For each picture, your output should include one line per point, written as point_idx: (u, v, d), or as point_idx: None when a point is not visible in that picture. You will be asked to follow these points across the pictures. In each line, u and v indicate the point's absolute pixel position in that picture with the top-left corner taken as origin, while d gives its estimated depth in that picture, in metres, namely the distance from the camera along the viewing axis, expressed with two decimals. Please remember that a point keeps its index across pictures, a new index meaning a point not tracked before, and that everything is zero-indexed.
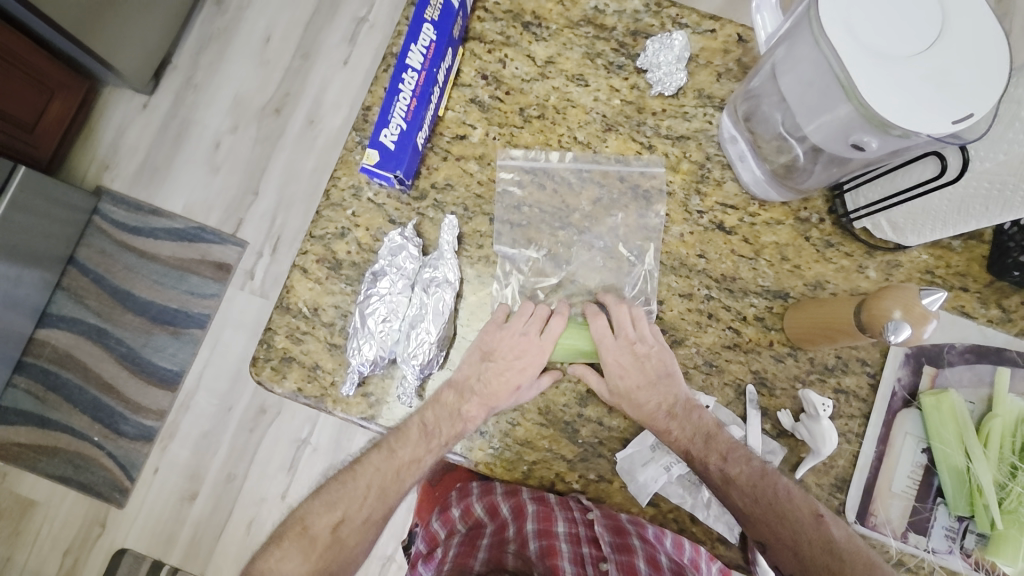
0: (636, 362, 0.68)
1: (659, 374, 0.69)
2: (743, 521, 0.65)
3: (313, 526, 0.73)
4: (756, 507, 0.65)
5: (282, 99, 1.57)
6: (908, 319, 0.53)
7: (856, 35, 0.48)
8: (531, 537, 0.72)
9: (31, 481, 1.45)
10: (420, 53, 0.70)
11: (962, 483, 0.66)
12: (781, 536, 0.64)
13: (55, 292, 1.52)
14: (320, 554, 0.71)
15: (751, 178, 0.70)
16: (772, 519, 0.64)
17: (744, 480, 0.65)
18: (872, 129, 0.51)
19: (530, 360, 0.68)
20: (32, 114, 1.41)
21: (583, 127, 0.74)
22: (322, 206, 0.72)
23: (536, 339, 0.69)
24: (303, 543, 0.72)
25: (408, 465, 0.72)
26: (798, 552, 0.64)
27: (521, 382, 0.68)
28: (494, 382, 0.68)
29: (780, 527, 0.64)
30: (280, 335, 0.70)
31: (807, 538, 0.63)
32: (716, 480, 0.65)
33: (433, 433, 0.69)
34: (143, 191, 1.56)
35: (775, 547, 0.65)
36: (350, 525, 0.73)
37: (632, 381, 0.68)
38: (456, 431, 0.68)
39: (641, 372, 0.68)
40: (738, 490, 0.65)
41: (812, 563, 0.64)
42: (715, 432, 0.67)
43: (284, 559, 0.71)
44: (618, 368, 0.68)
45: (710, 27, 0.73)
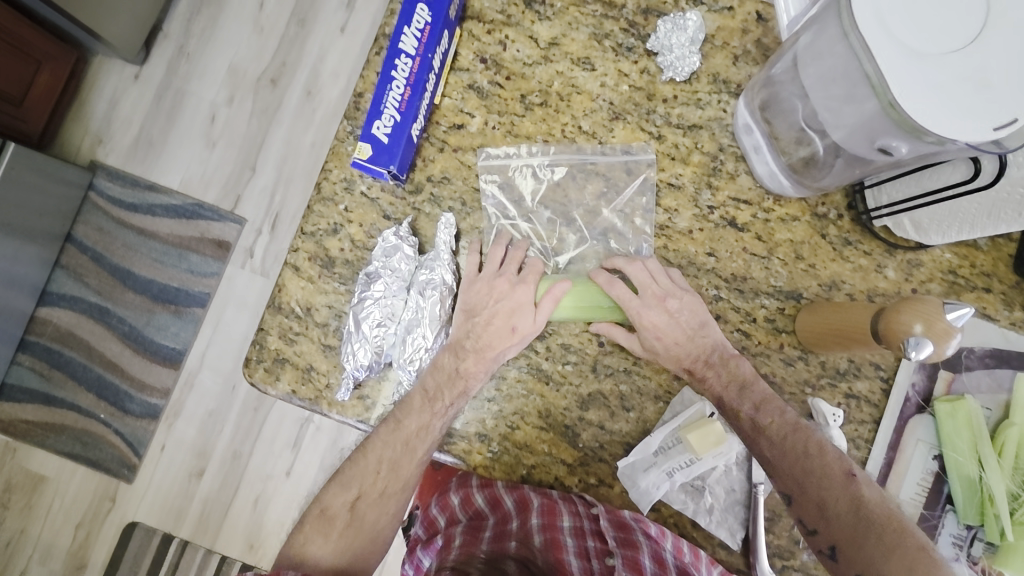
0: (670, 320, 0.64)
1: (692, 327, 0.65)
2: (770, 472, 0.61)
3: (331, 506, 0.70)
4: (785, 458, 0.60)
5: (277, 69, 1.50)
6: (930, 335, 0.50)
7: (891, 30, 0.43)
8: (534, 528, 0.68)
9: (40, 457, 1.46)
10: (414, 36, 0.66)
11: (973, 492, 0.64)
12: (806, 490, 0.59)
13: (55, 270, 1.51)
14: (341, 533, 0.68)
15: (766, 171, 0.66)
16: (796, 473, 0.60)
17: (775, 430, 0.61)
18: (903, 134, 0.47)
19: (519, 297, 0.65)
20: (20, 88, 1.37)
21: (589, 115, 0.69)
22: (313, 201, 0.69)
23: (526, 283, 0.66)
24: (323, 525, 0.69)
25: (415, 436, 0.66)
26: (824, 509, 0.58)
27: (517, 322, 0.65)
28: (484, 334, 0.66)
29: (805, 479, 0.59)
30: (272, 335, 0.67)
31: (834, 495, 0.58)
32: (745, 428, 0.62)
33: (436, 398, 0.66)
34: (139, 166, 1.52)
35: (799, 502, 0.60)
36: (369, 500, 0.70)
37: (670, 344, 0.64)
38: (459, 392, 0.66)
39: (678, 332, 0.64)
40: (767, 440, 0.61)
41: (838, 521, 0.58)
42: (752, 381, 0.63)
43: (307, 542, 0.68)
44: (654, 332, 0.64)
45: (727, 5, 0.68)
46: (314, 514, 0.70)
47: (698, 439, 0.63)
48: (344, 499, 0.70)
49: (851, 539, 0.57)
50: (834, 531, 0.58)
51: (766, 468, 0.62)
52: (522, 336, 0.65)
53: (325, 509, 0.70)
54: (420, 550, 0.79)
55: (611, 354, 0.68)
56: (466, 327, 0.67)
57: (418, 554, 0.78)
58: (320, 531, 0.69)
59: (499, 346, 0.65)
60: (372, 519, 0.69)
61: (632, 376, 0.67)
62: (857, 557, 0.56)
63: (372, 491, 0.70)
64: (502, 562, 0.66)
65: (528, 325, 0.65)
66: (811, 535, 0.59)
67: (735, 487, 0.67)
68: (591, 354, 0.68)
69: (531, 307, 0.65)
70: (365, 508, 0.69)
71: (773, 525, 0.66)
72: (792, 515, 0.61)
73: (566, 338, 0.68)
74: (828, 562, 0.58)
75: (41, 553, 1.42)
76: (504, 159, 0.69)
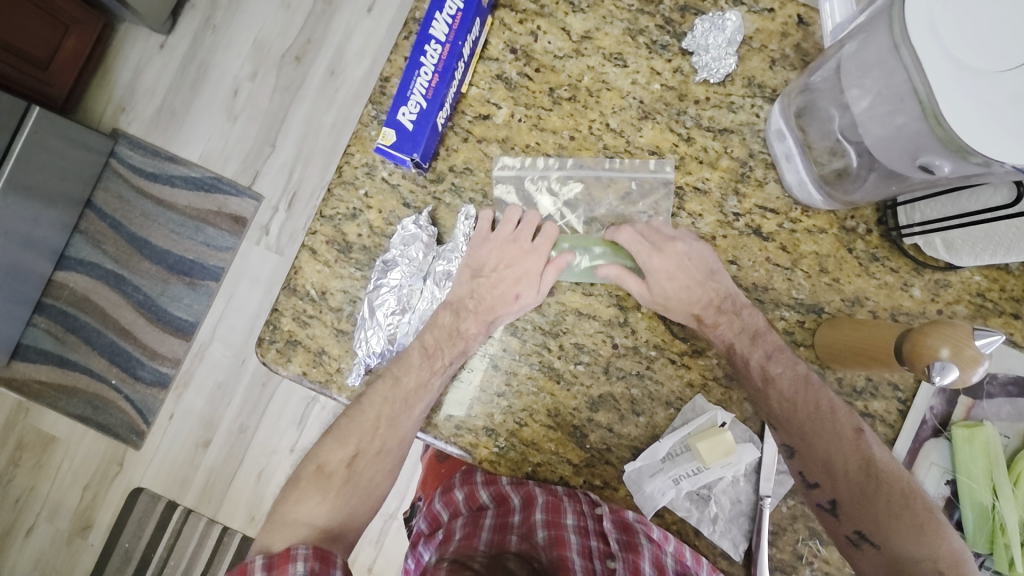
0: (681, 262, 0.65)
1: (703, 274, 0.66)
2: (776, 423, 0.64)
3: (328, 463, 0.70)
4: (794, 413, 0.62)
5: (302, 46, 1.50)
6: (957, 361, 0.48)
7: (943, 43, 0.42)
8: (538, 523, 0.68)
9: (52, 418, 1.48)
10: (445, 22, 0.64)
11: (984, 520, 0.64)
12: (815, 447, 0.62)
13: (73, 235, 1.52)
14: (338, 491, 0.68)
15: (795, 180, 0.64)
16: (806, 427, 0.62)
17: (784, 384, 0.62)
18: (947, 153, 0.45)
19: (529, 266, 0.67)
20: (46, 51, 1.37)
21: (618, 112, 0.68)
22: (334, 184, 0.68)
23: (539, 252, 0.67)
24: (320, 482, 0.68)
25: (413, 394, 0.67)
26: (830, 466, 0.61)
27: (520, 292, 0.67)
28: (488, 296, 0.68)
29: (816, 436, 0.62)
30: (286, 316, 0.67)
31: (843, 454, 0.61)
32: (756, 379, 0.63)
33: (435, 355, 0.68)
34: (160, 136, 1.52)
35: (806, 456, 0.62)
36: (367, 457, 0.69)
37: (680, 284, 0.65)
38: (459, 351, 0.67)
39: (687, 273, 0.65)
40: (777, 393, 0.62)
41: (844, 480, 0.60)
42: (764, 330, 0.64)
43: (301, 500, 0.68)
44: (665, 271, 0.65)
45: (767, 6, 0.66)
46: (310, 472, 0.70)
47: (708, 449, 0.62)
48: (339, 456, 0.70)
49: (856, 497, 0.60)
50: (840, 490, 0.61)
51: (774, 420, 0.64)
52: (522, 305, 0.67)
53: (320, 466, 0.69)
54: (422, 544, 0.79)
55: (624, 357, 0.67)
56: (468, 288, 0.69)
57: (419, 548, 0.78)
58: (317, 489, 0.68)
59: (499, 311, 0.67)
60: (368, 476, 0.70)
61: (645, 380, 0.67)
62: (861, 515, 0.60)
63: (369, 449, 0.69)
64: (503, 558, 0.65)
65: (529, 295, 0.66)
66: (813, 489, 0.63)
67: (741, 498, 0.66)
68: (604, 356, 0.67)
69: (536, 281, 0.66)
70: (360, 466, 0.69)
71: (777, 538, 0.65)
72: (794, 467, 0.64)
73: (580, 337, 0.67)
74: (825, 514, 0.62)
75: (49, 511, 1.45)
76: (520, 170, 0.68)
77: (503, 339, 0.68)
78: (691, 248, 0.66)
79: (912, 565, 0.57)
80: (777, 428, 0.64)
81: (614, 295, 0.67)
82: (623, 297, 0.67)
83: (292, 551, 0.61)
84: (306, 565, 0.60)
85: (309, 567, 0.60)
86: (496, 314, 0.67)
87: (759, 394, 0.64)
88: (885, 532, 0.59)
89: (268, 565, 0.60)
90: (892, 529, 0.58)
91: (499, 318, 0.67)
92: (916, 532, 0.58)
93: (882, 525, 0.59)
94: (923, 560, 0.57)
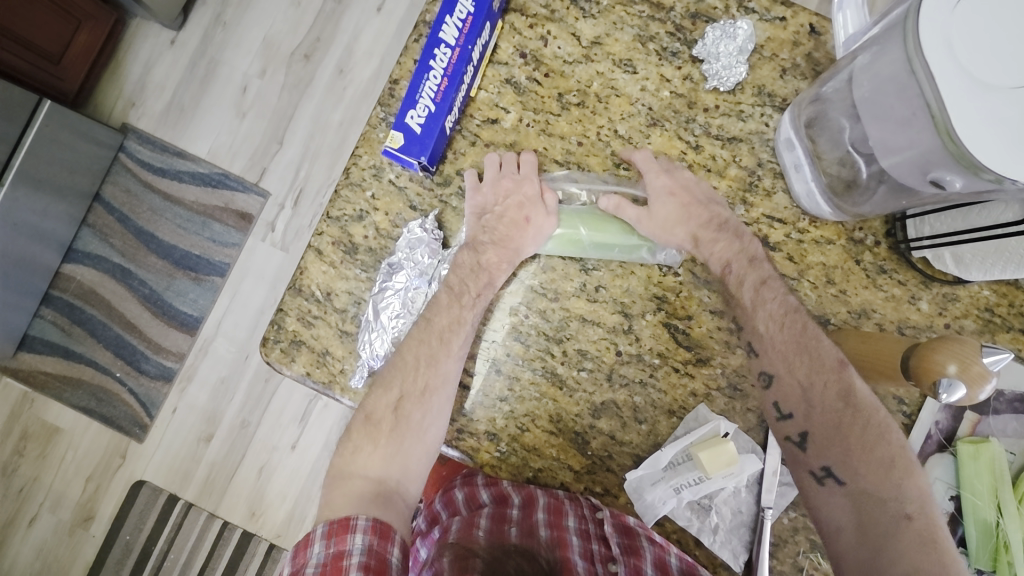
0: (685, 184, 0.67)
1: (707, 197, 0.67)
2: (761, 347, 0.63)
3: (375, 411, 0.67)
4: (780, 336, 0.62)
5: (311, 44, 1.50)
6: (963, 378, 0.48)
7: (958, 61, 0.41)
8: (541, 522, 0.67)
9: (56, 410, 1.49)
10: (455, 26, 0.64)
11: (988, 537, 0.63)
12: (796, 375, 0.61)
13: (81, 228, 1.53)
14: (388, 437, 0.67)
15: (803, 190, 0.63)
16: (789, 349, 0.62)
17: (773, 307, 0.63)
18: (959, 169, 0.45)
19: (525, 192, 0.67)
20: (58, 45, 1.38)
21: (626, 119, 0.68)
22: (341, 185, 0.68)
23: (531, 178, 0.67)
24: (370, 430, 0.67)
25: (448, 330, 0.67)
26: (809, 394, 0.60)
27: (532, 215, 0.67)
28: (499, 228, 0.68)
29: (798, 361, 0.61)
30: (291, 317, 0.67)
31: (823, 382, 0.60)
32: (745, 303, 0.64)
33: (462, 292, 0.68)
34: (169, 131, 1.53)
35: (784, 381, 0.62)
36: (411, 400, 0.66)
37: (681, 202, 0.66)
38: (485, 283, 0.68)
39: (688, 194, 0.67)
40: (765, 314, 0.63)
41: (820, 408, 0.60)
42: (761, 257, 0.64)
43: (358, 451, 0.67)
44: (666, 189, 0.67)
45: (779, 15, 0.66)
46: (360, 422, 0.68)
47: (709, 459, 0.61)
48: (386, 402, 0.67)
49: (829, 427, 0.59)
50: (813, 420, 0.60)
51: (757, 345, 0.64)
52: (539, 229, 0.67)
53: (369, 415, 0.67)
54: (420, 540, 0.77)
55: (628, 365, 0.66)
56: (478, 226, 0.69)
57: (419, 545, 0.77)
58: (369, 438, 0.67)
59: (519, 240, 0.67)
60: (416, 419, 0.66)
61: (647, 388, 0.66)
62: (830, 446, 0.59)
63: (413, 391, 0.66)
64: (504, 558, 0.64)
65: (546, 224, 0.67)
66: (785, 419, 0.62)
67: (743, 509, 0.65)
68: (608, 362, 0.67)
69: (541, 204, 0.67)
70: (407, 408, 0.66)
71: (778, 551, 0.65)
72: (769, 397, 0.63)
73: (584, 343, 0.67)
74: (793, 448, 0.61)
75: (52, 502, 1.46)
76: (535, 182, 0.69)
77: (506, 343, 0.68)
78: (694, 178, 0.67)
79: (876, 504, 0.55)
80: (759, 354, 0.64)
81: (619, 302, 0.67)
82: (629, 304, 0.67)
83: (351, 522, 0.61)
84: (364, 540, 0.60)
85: (367, 542, 0.59)
86: (518, 247, 0.67)
87: (746, 313, 0.64)
88: (853, 467, 0.57)
89: (328, 533, 0.61)
90: (860, 464, 0.57)
91: (521, 249, 0.67)
92: (885, 466, 0.56)
93: (852, 459, 0.57)
94: (889, 500, 0.55)
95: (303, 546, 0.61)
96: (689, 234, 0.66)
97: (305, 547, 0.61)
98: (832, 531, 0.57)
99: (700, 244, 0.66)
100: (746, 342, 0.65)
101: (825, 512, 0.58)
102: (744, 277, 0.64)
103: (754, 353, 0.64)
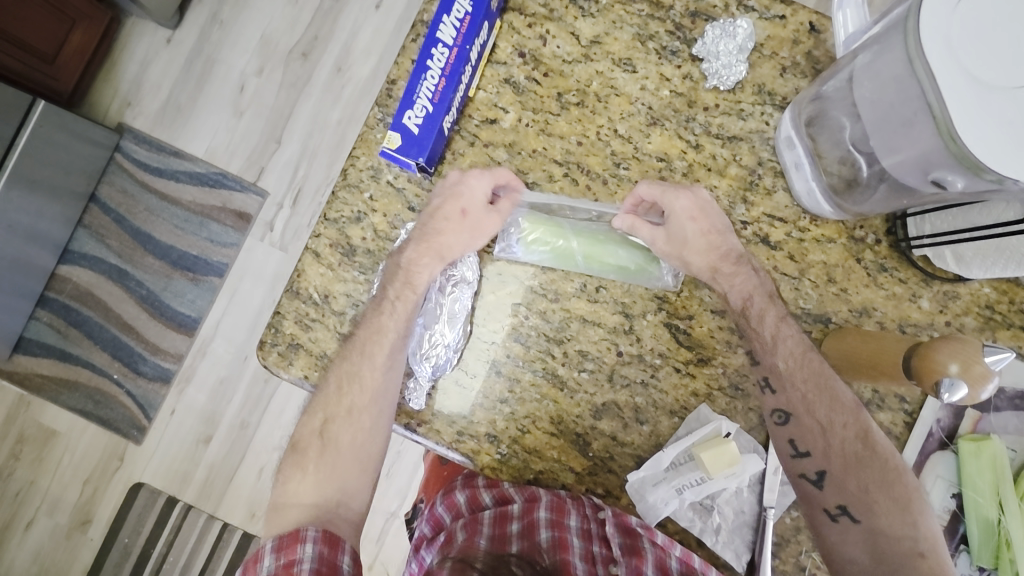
0: (705, 206, 0.65)
1: (726, 226, 0.66)
2: (780, 381, 0.63)
3: (303, 439, 0.71)
4: (800, 375, 0.63)
5: (308, 43, 1.49)
6: (965, 377, 0.48)
7: (959, 60, 0.41)
8: (542, 520, 0.66)
9: (54, 412, 1.48)
10: (453, 26, 0.64)
11: (989, 534, 0.63)
12: (816, 415, 0.63)
13: (77, 229, 1.52)
14: (316, 463, 0.69)
15: (804, 188, 0.63)
16: (809, 390, 0.63)
17: (792, 343, 0.63)
18: (961, 169, 0.45)
19: (472, 189, 0.66)
20: (53, 45, 1.37)
21: (626, 118, 0.67)
22: (339, 186, 0.68)
23: (483, 176, 0.66)
24: (297, 460, 0.70)
25: (370, 340, 0.67)
26: (828, 434, 0.62)
27: (472, 214, 0.66)
28: (437, 224, 0.66)
29: (818, 401, 0.63)
30: (289, 319, 0.67)
31: (843, 422, 0.62)
32: (767, 337, 0.63)
33: (383, 297, 0.67)
34: (165, 131, 1.52)
35: (803, 420, 0.63)
36: (337, 421, 0.70)
37: (700, 228, 0.65)
38: (403, 283, 0.68)
39: (709, 220, 0.65)
40: (785, 350, 0.63)
41: (839, 449, 0.62)
42: None
43: (288, 480, 0.69)
44: (687, 212, 0.64)
45: (779, 13, 0.66)
46: (289, 454, 0.72)
47: (712, 459, 0.61)
48: (312, 428, 0.71)
49: (845, 465, 0.62)
50: (831, 458, 0.62)
51: (774, 380, 0.64)
52: (477, 232, 0.66)
53: (297, 444, 0.71)
54: (425, 548, 0.76)
55: (629, 365, 0.66)
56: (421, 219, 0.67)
57: (423, 551, 0.75)
58: (298, 467, 0.70)
59: (456, 237, 0.67)
60: (345, 439, 0.69)
61: (649, 389, 0.66)
62: (846, 487, 0.61)
63: (338, 412, 0.69)
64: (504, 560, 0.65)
65: (491, 225, 0.66)
66: (802, 456, 0.63)
67: (745, 509, 0.65)
68: (608, 363, 0.66)
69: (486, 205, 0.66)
70: (334, 430, 0.70)
71: (779, 550, 0.65)
72: (784, 433, 0.64)
73: (584, 344, 0.67)
74: (809, 485, 0.63)
75: (49, 505, 1.45)
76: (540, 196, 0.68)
77: (507, 344, 0.67)
78: (711, 198, 0.66)
79: (892, 541, 0.59)
80: (777, 389, 0.63)
81: (620, 302, 0.67)
82: (629, 304, 0.66)
83: (301, 533, 0.63)
84: (314, 549, 0.61)
85: (317, 551, 0.61)
86: (448, 244, 0.67)
87: (765, 350, 0.64)
88: (869, 505, 0.60)
89: (278, 547, 0.62)
90: (875, 504, 0.60)
91: (450, 248, 0.67)
92: (902, 506, 0.59)
93: (868, 500, 0.60)
94: (904, 539, 0.59)
95: (253, 560, 0.62)
96: (708, 264, 0.65)
97: (255, 562, 0.62)
98: (844, 566, 0.61)
99: (719, 278, 0.65)
100: (763, 377, 0.64)
101: (838, 548, 0.61)
102: (764, 312, 0.63)
103: (771, 389, 0.64)
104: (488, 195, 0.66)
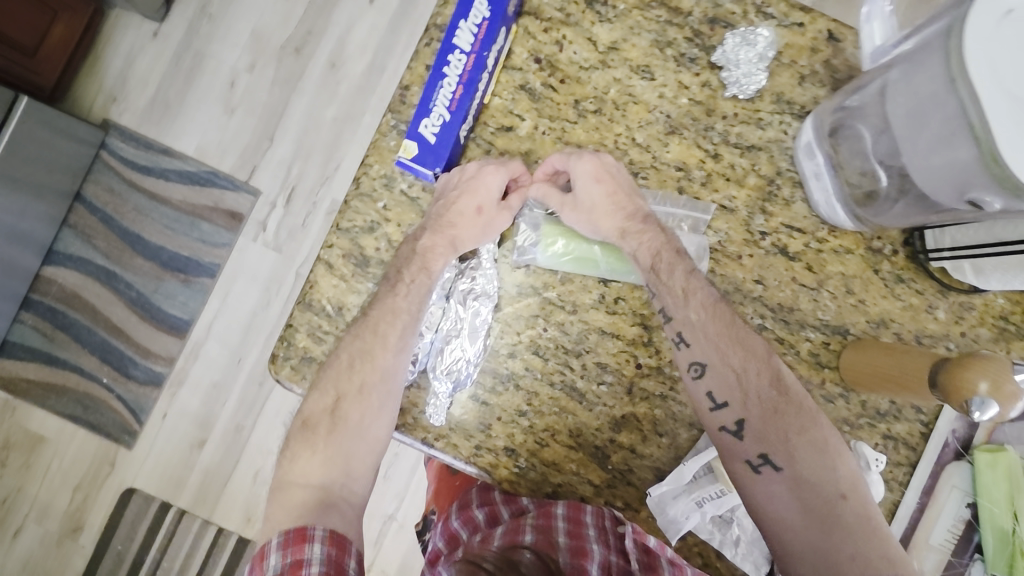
0: (609, 170, 0.65)
1: (631, 187, 0.65)
2: (697, 332, 0.61)
3: (312, 416, 0.66)
4: (712, 327, 0.61)
5: (301, 38, 1.45)
6: (996, 397, 0.48)
7: (1005, 81, 0.41)
8: (560, 528, 0.64)
9: (41, 417, 1.44)
10: (471, 31, 0.62)
11: (1005, 542, 0.66)
12: (728, 362, 0.61)
13: (62, 229, 1.47)
14: (326, 443, 0.66)
15: (822, 198, 0.62)
16: (721, 337, 0.61)
17: (701, 295, 0.62)
18: (1001, 191, 0.45)
19: (487, 185, 0.65)
20: (33, 38, 1.32)
21: (644, 127, 0.66)
22: (350, 195, 0.66)
23: (500, 174, 0.65)
24: (306, 436, 0.67)
25: (386, 322, 0.65)
26: (742, 382, 0.60)
27: (486, 207, 0.65)
28: (447, 215, 0.65)
29: (731, 349, 0.61)
30: (301, 332, 0.65)
31: (756, 367, 0.60)
32: (676, 296, 0.62)
33: (398, 279, 0.65)
34: (154, 127, 1.48)
35: (717, 370, 0.61)
36: (349, 400, 0.65)
37: (607, 190, 0.64)
38: (420, 270, 0.66)
39: (614, 181, 0.64)
40: (697, 303, 0.62)
41: (756, 395, 0.60)
42: None
43: (296, 458, 0.66)
44: (590, 175, 0.64)
45: (799, 20, 0.65)
46: (297, 428, 0.68)
47: None
48: (322, 405, 0.66)
49: (764, 414, 0.59)
50: (748, 407, 0.60)
51: (687, 334, 0.62)
52: (487, 223, 0.66)
53: (305, 420, 0.67)
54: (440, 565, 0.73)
55: (648, 378, 0.66)
56: (433, 214, 0.65)
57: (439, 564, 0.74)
58: (306, 444, 0.66)
59: (465, 228, 0.66)
60: (355, 418, 0.65)
61: (668, 402, 0.65)
62: (767, 437, 0.59)
63: (350, 390, 0.65)
64: (516, 553, 0.62)
65: (503, 222, 0.66)
66: (720, 409, 0.60)
67: None
68: (627, 376, 0.66)
69: (498, 200, 0.65)
70: (344, 409, 0.65)
71: None
72: (702, 388, 0.61)
73: (603, 356, 0.66)
74: (730, 438, 0.60)
75: (38, 512, 1.41)
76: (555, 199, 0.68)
77: (525, 358, 0.66)
78: (615, 163, 0.65)
79: (812, 487, 0.57)
80: (690, 343, 0.62)
81: (639, 314, 0.66)
82: (648, 316, 0.66)
83: (308, 530, 0.61)
84: (322, 550, 0.60)
85: (325, 551, 0.59)
86: (462, 237, 0.66)
87: (678, 305, 0.62)
88: (790, 452, 0.58)
89: (284, 543, 0.60)
90: (794, 449, 0.58)
91: (463, 241, 0.66)
92: (821, 452, 0.57)
93: (788, 448, 0.58)
94: (826, 483, 0.56)
95: (261, 556, 0.61)
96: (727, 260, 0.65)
97: (262, 558, 0.61)
98: (774, 523, 0.57)
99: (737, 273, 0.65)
100: (677, 333, 0.62)
101: (762, 501, 0.58)
102: (674, 265, 0.63)
103: (685, 344, 0.62)
104: (501, 191, 0.66)
